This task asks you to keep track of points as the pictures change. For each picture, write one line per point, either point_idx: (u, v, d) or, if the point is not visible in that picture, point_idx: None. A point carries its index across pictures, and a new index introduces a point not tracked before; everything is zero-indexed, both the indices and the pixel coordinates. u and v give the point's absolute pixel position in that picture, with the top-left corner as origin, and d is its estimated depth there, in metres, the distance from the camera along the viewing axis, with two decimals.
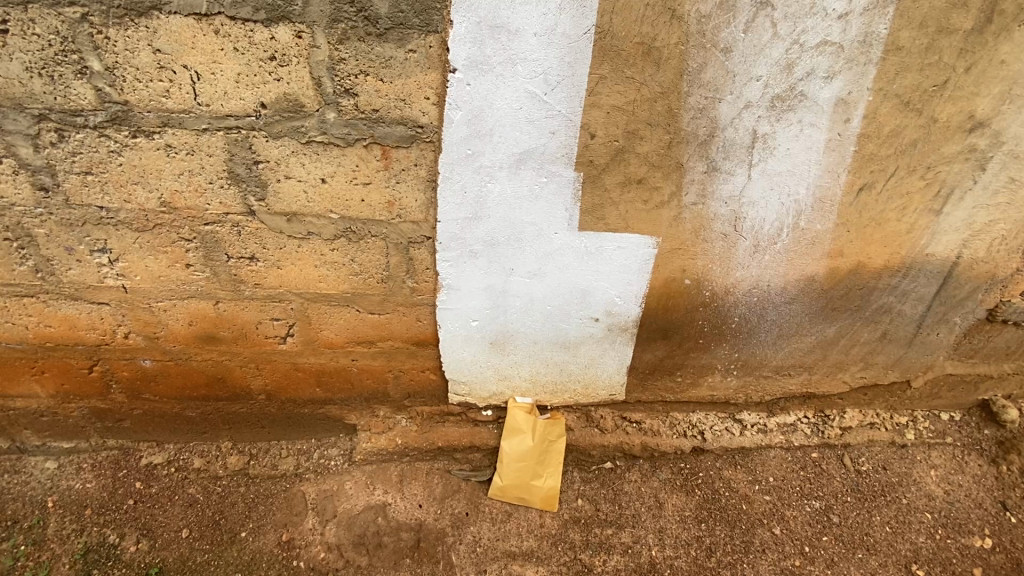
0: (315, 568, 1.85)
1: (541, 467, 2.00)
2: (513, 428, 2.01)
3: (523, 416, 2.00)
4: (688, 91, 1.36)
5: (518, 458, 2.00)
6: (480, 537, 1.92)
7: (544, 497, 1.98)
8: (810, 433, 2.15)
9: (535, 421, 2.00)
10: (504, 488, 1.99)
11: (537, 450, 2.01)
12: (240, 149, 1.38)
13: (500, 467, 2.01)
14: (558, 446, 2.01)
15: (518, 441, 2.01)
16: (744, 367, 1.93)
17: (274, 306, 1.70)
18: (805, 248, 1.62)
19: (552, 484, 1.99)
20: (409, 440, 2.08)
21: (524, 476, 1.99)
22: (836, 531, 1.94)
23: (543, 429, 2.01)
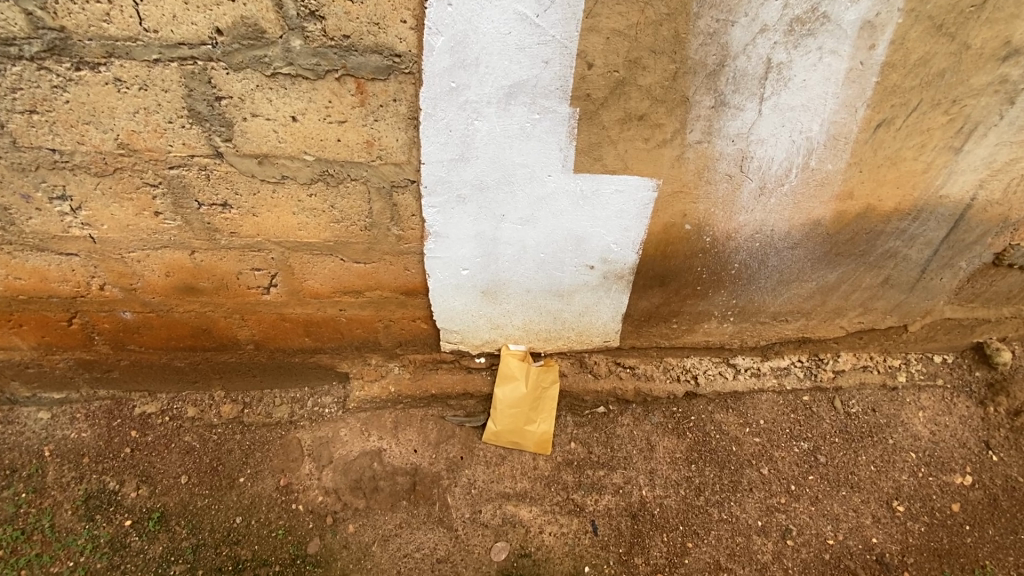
0: (313, 510, 1.90)
1: (535, 412, 2.01)
2: (507, 375, 2.00)
3: (516, 363, 1.99)
4: (698, 12, 1.21)
5: (512, 404, 2.00)
6: (475, 479, 1.96)
7: (538, 440, 2.00)
8: (804, 377, 2.16)
9: (530, 367, 1.99)
10: (499, 432, 2.01)
11: (532, 396, 2.00)
12: (198, 83, 1.24)
13: (494, 412, 2.01)
14: (553, 392, 2.01)
15: (512, 387, 2.00)
16: (741, 313, 1.89)
17: (253, 255, 1.61)
18: (814, 189, 1.53)
19: (546, 428, 2.01)
20: (402, 388, 2.06)
21: (518, 421, 2.00)
22: (822, 470, 1.99)
23: (538, 376, 2.00)
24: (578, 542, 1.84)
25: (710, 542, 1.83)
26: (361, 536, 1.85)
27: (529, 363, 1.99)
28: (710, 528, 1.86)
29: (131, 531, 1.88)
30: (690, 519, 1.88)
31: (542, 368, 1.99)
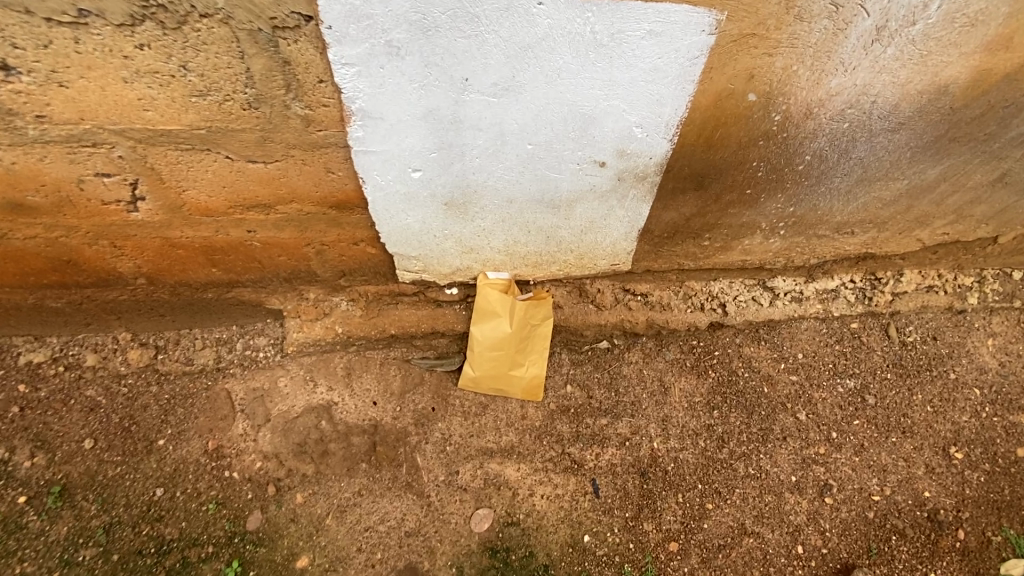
0: (251, 478, 1.54)
1: (523, 355, 1.59)
2: (486, 311, 1.55)
3: (497, 296, 1.53)
4: None
5: (494, 346, 1.57)
6: (449, 434, 1.60)
7: (526, 387, 1.61)
8: (854, 301, 1.75)
9: (516, 301, 1.54)
10: (477, 381, 1.60)
11: (520, 337, 1.57)
12: None
13: (471, 356, 1.59)
14: (546, 330, 1.58)
15: (493, 326, 1.56)
16: (797, 225, 1.42)
17: (88, 152, 1.07)
18: (957, 31, 0.98)
19: (537, 372, 1.61)
20: (352, 328, 1.60)
21: (502, 366, 1.58)
22: (870, 413, 1.65)
23: (527, 312, 1.55)
24: (576, 506, 1.53)
25: (734, 503, 1.52)
26: (312, 507, 1.51)
27: (515, 295, 1.53)
28: (734, 486, 1.54)
29: (27, 509, 1.53)
30: (710, 476, 1.56)
31: (532, 302, 1.54)
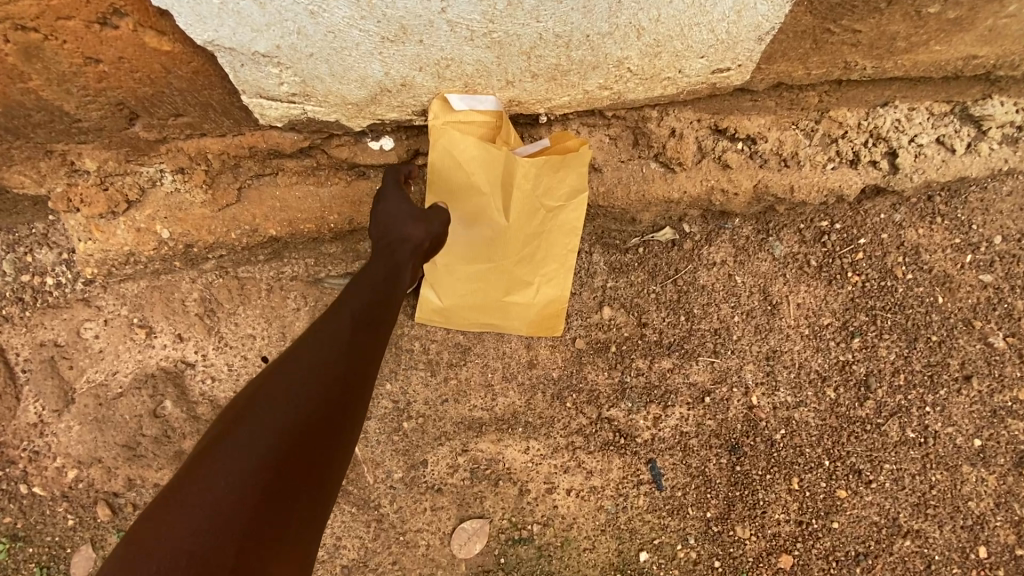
0: (65, 496, 0.89)
1: (529, 266, 0.83)
2: (450, 186, 0.75)
3: (472, 150, 0.72)
4: None
5: (470, 252, 0.81)
6: (406, 400, 0.93)
7: (535, 324, 0.88)
8: None
9: (512, 160, 0.73)
10: (444, 317, 0.86)
11: (521, 233, 0.79)
12: None
13: (428, 273, 0.83)
14: (573, 218, 0.80)
15: (468, 215, 0.78)
16: None
17: None
18: None
19: (555, 296, 0.86)
20: (192, 233, 0.81)
21: (490, 288, 0.83)
22: None
23: (535, 182, 0.76)
24: (623, 506, 0.93)
25: (882, 488, 0.93)
26: None
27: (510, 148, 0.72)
28: (883, 460, 0.93)
29: None
30: (843, 447, 0.94)
31: (545, 160, 0.74)
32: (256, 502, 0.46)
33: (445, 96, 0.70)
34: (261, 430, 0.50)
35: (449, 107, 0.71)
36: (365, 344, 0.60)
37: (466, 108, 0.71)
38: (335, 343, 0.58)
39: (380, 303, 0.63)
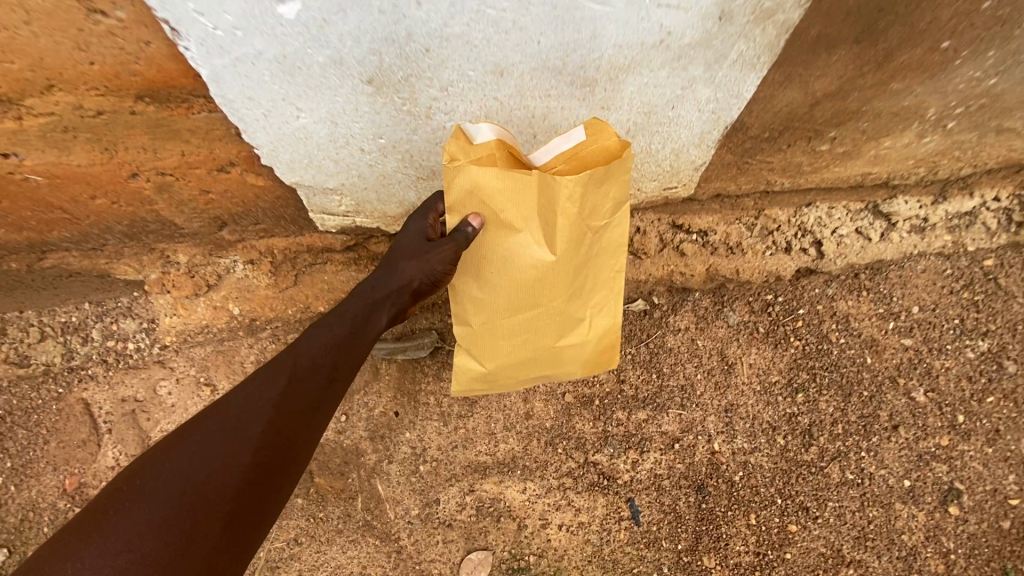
0: None
1: (580, 300, 0.80)
2: (484, 228, 0.71)
3: (502, 185, 0.68)
4: None
5: (514, 300, 0.76)
6: (422, 447, 1.10)
7: (589, 365, 0.87)
8: (994, 229, 1.20)
9: (550, 189, 0.68)
10: (494, 374, 0.82)
11: (569, 266, 0.75)
12: None
13: (470, 330, 0.78)
14: (618, 235, 0.78)
15: (507, 258, 0.73)
16: (987, 105, 0.85)
17: None
18: None
19: (610, 328, 0.85)
20: (255, 308, 1.02)
21: (544, 334, 0.80)
22: (1007, 386, 1.18)
23: (580, 203, 0.70)
24: (606, 539, 1.09)
25: (827, 523, 1.09)
26: None
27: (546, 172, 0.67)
28: (827, 499, 1.10)
29: None
30: (792, 487, 1.10)
31: (586, 175, 0.68)
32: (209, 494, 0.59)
33: (455, 124, 0.68)
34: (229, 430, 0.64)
35: (462, 136, 0.68)
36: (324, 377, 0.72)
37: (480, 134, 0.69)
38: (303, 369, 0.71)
39: (346, 346, 0.74)
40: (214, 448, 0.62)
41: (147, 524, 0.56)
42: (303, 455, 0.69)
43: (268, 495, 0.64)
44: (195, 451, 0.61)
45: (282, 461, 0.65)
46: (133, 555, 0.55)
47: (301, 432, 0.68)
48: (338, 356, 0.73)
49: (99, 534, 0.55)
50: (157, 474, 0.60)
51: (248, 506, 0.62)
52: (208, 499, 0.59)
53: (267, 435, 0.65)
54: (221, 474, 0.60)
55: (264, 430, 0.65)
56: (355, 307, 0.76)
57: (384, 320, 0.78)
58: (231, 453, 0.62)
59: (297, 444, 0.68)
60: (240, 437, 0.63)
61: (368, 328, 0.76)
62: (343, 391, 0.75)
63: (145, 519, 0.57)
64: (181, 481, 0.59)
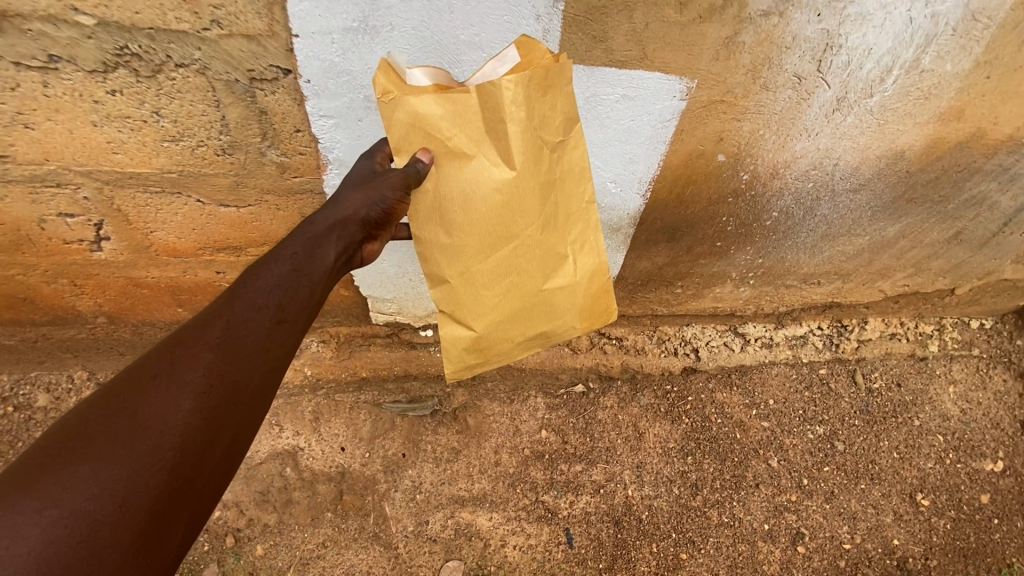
0: (207, 529, 1.46)
1: (558, 234, 0.84)
2: (437, 164, 0.75)
3: (445, 111, 0.72)
4: None
5: (487, 239, 0.80)
6: (420, 481, 1.55)
7: (586, 315, 0.92)
8: (822, 347, 1.79)
9: (492, 99, 0.70)
10: (488, 335, 0.87)
11: (536, 188, 0.78)
12: None
13: (452, 285, 0.83)
14: (579, 156, 0.82)
15: (467, 185, 0.76)
16: (765, 275, 1.46)
17: (51, 191, 1.04)
18: (912, 104, 0.99)
19: (594, 266, 0.89)
20: (321, 370, 1.61)
21: (531, 278, 0.85)
22: (839, 459, 1.67)
23: (529, 108, 0.72)
24: (548, 558, 1.50)
25: (708, 553, 1.52)
26: (272, 560, 1.45)
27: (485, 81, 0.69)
28: (708, 535, 1.54)
29: None
30: (683, 525, 1.55)
31: (528, 73, 0.69)
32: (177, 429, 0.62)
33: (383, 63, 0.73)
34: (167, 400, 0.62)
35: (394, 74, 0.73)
36: (273, 311, 0.72)
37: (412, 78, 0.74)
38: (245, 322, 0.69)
39: (294, 278, 0.74)
40: (146, 402, 0.62)
41: (70, 494, 0.56)
42: (248, 409, 0.68)
43: (211, 442, 0.64)
44: (128, 404, 0.61)
45: (222, 415, 0.65)
46: (65, 510, 0.55)
47: (241, 375, 0.67)
48: (283, 295, 0.73)
49: (40, 485, 0.56)
50: (93, 424, 0.60)
51: (190, 458, 0.62)
52: (140, 460, 0.59)
53: (206, 386, 0.64)
54: (150, 444, 0.60)
55: (198, 384, 0.64)
56: (298, 245, 0.76)
57: (331, 254, 0.78)
58: (163, 406, 0.62)
59: (237, 397, 0.66)
60: (173, 391, 0.63)
61: (313, 263, 0.76)
62: (290, 341, 0.73)
63: (77, 472, 0.57)
64: (113, 444, 0.59)
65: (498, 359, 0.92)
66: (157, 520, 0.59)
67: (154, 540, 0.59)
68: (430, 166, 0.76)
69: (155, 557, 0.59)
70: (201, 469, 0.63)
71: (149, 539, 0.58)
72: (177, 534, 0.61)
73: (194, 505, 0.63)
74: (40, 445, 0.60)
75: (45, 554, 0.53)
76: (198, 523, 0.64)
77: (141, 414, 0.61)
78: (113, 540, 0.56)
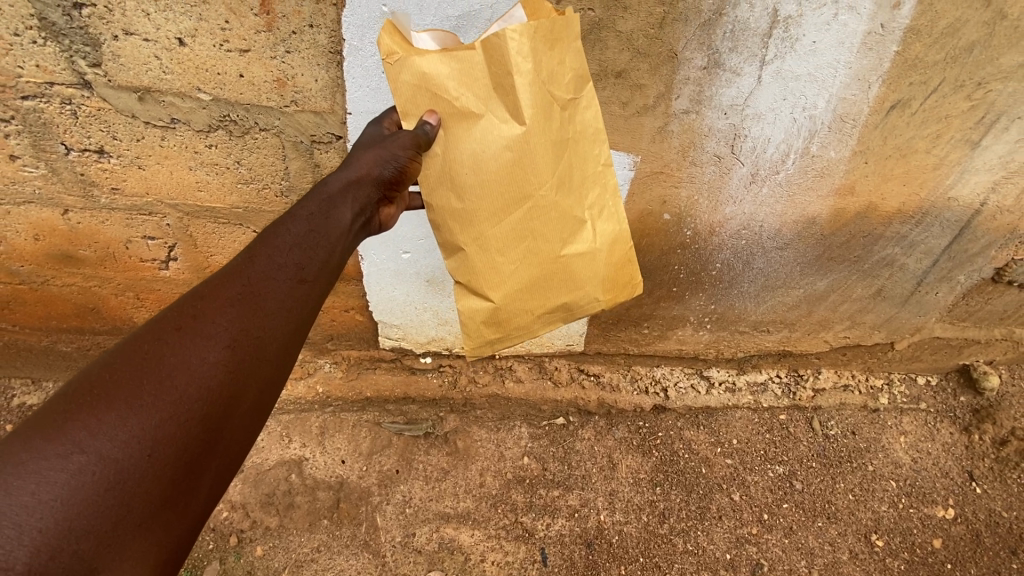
0: (215, 528, 1.62)
1: (572, 193, 0.90)
2: (445, 126, 0.84)
3: (453, 71, 0.81)
4: None
5: (501, 200, 0.86)
6: (411, 496, 1.70)
7: (605, 280, 0.96)
8: (781, 394, 1.95)
9: (497, 52, 0.78)
10: (507, 303, 0.93)
11: (547, 143, 0.85)
12: (50, 6, 1.00)
13: (468, 251, 0.89)
14: (590, 115, 0.89)
15: (479, 144, 0.84)
16: (719, 320, 1.72)
17: (143, 219, 1.35)
18: (812, 180, 1.32)
19: (609, 228, 0.94)
20: (331, 389, 1.83)
21: (547, 241, 0.91)
22: (798, 498, 1.77)
23: (534, 58, 0.79)
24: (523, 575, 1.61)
25: None
26: (269, 561, 1.58)
27: (487, 37, 0.78)
28: (674, 561, 1.65)
29: None
30: (651, 550, 1.66)
31: (532, 24, 0.77)
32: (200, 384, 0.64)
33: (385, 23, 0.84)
34: (192, 354, 0.65)
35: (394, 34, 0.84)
36: (296, 270, 0.77)
37: (419, 40, 0.88)
38: (273, 284, 0.74)
39: (311, 236, 0.80)
40: (171, 353, 0.65)
41: (98, 441, 0.58)
42: (274, 368, 0.72)
43: (235, 397, 0.67)
44: (152, 354, 0.64)
45: (246, 369, 0.68)
46: (91, 456, 0.57)
47: (264, 332, 0.71)
48: (302, 254, 0.78)
49: (63, 432, 0.58)
50: (114, 374, 0.62)
51: (216, 410, 0.65)
52: (167, 410, 0.62)
53: (234, 339, 0.68)
54: (175, 395, 0.63)
55: (224, 337, 0.68)
56: (314, 206, 0.82)
57: (346, 214, 0.84)
58: (190, 357, 0.65)
59: (260, 353, 0.70)
60: (199, 344, 0.66)
61: (330, 222, 0.82)
62: (310, 301, 0.77)
63: (103, 420, 0.59)
64: (138, 394, 0.61)
65: (519, 333, 0.97)
66: (186, 470, 0.62)
67: (181, 492, 0.62)
68: (439, 128, 0.84)
69: (183, 506, 0.63)
70: (225, 423, 0.66)
71: (175, 490, 0.61)
72: (202, 489, 0.65)
73: (220, 458, 0.66)
74: (58, 393, 0.62)
75: (75, 499, 0.55)
76: (223, 480, 0.67)
77: (167, 364, 0.64)
78: (140, 487, 0.59)
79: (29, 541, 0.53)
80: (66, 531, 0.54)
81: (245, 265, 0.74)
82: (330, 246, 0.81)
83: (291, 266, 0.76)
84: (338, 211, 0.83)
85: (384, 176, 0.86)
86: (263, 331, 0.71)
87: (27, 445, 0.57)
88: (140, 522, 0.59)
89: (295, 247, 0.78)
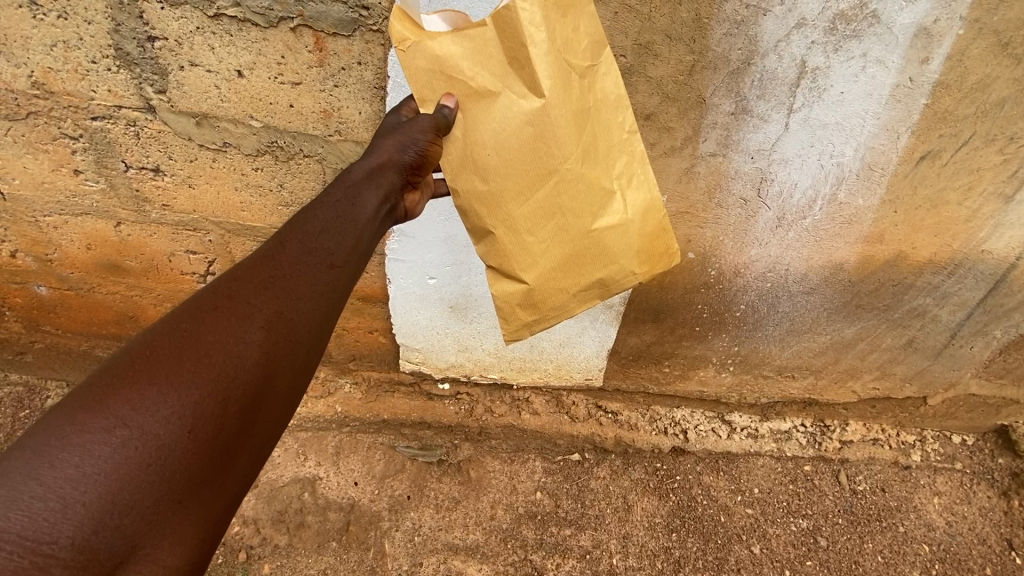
0: (225, 543, 1.62)
1: (600, 164, 0.91)
2: (462, 107, 0.86)
3: (474, 55, 0.83)
4: (766, 10, 1.02)
5: (526, 177, 0.88)
6: (420, 524, 1.68)
7: (640, 251, 0.96)
8: (805, 443, 1.87)
9: (510, 24, 0.80)
10: (541, 283, 0.94)
11: (568, 112, 0.86)
12: (126, 37, 1.09)
13: (498, 234, 0.91)
14: (609, 82, 0.89)
15: (500, 122, 0.86)
16: (742, 363, 1.69)
17: (187, 234, 1.42)
18: (840, 227, 1.33)
19: (640, 196, 0.94)
20: (350, 409, 1.85)
21: (576, 216, 0.91)
22: (823, 556, 1.68)
23: (547, 27, 0.81)
24: None
25: None
26: None
27: (499, 11, 0.80)
28: None
29: None
30: None
31: None
32: (237, 362, 0.68)
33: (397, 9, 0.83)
34: (227, 332, 0.69)
35: (405, 19, 0.84)
36: (326, 257, 0.80)
37: (430, 22, 0.88)
38: (308, 271, 0.78)
39: (338, 222, 0.84)
40: (208, 331, 0.68)
41: (139, 416, 0.61)
42: (308, 352, 0.75)
43: (270, 375, 0.71)
44: (190, 332, 0.67)
45: (281, 350, 0.72)
46: (133, 431, 0.60)
47: (298, 315, 0.75)
48: (332, 240, 0.82)
49: (105, 405, 0.60)
50: (154, 350, 0.65)
51: (252, 391, 0.68)
52: (205, 388, 0.65)
53: (268, 319, 0.72)
54: (213, 374, 0.66)
55: (260, 317, 0.71)
56: (341, 193, 0.86)
57: (371, 201, 0.88)
58: (227, 337, 0.69)
59: (294, 335, 0.74)
60: (235, 323, 0.70)
61: (356, 209, 0.86)
62: (339, 286, 0.81)
63: (144, 395, 0.62)
64: (178, 369, 0.64)
65: (555, 314, 0.98)
66: (222, 452, 0.65)
67: (218, 471, 0.65)
68: (456, 111, 0.86)
69: (219, 484, 0.66)
70: (260, 401, 0.69)
71: (211, 468, 0.64)
72: (237, 469, 0.68)
73: (256, 437, 0.70)
74: (99, 367, 0.64)
75: (117, 473, 0.58)
76: (257, 460, 0.71)
77: (205, 342, 0.67)
78: (178, 464, 0.61)
79: (74, 514, 0.55)
80: (109, 505, 0.57)
81: (278, 248, 0.78)
82: (357, 230, 0.85)
83: (321, 249, 0.80)
84: (364, 198, 0.87)
85: (405, 160, 0.88)
86: (296, 311, 0.75)
87: (70, 418, 0.59)
88: (179, 501, 0.61)
89: (323, 232, 0.81)
